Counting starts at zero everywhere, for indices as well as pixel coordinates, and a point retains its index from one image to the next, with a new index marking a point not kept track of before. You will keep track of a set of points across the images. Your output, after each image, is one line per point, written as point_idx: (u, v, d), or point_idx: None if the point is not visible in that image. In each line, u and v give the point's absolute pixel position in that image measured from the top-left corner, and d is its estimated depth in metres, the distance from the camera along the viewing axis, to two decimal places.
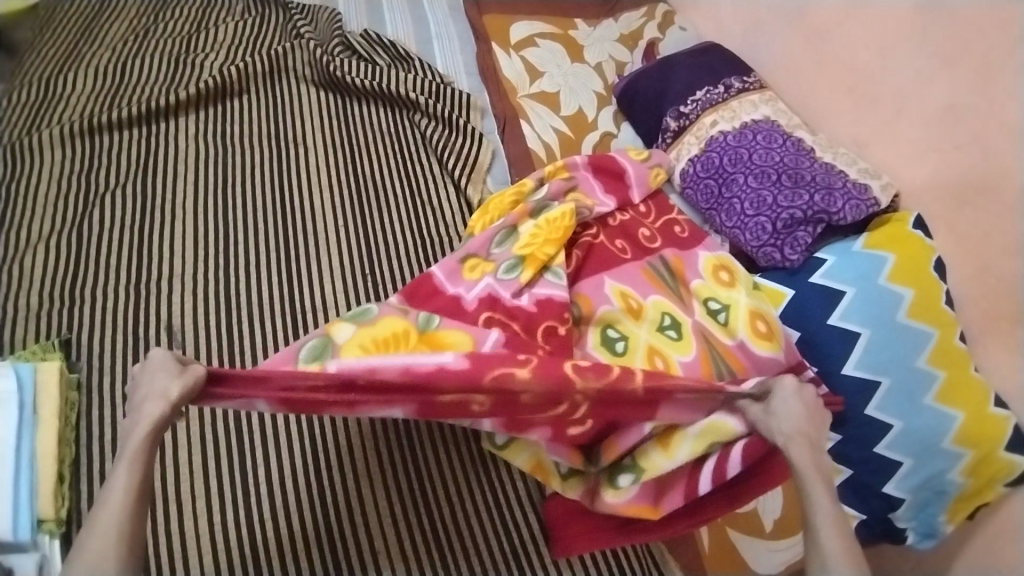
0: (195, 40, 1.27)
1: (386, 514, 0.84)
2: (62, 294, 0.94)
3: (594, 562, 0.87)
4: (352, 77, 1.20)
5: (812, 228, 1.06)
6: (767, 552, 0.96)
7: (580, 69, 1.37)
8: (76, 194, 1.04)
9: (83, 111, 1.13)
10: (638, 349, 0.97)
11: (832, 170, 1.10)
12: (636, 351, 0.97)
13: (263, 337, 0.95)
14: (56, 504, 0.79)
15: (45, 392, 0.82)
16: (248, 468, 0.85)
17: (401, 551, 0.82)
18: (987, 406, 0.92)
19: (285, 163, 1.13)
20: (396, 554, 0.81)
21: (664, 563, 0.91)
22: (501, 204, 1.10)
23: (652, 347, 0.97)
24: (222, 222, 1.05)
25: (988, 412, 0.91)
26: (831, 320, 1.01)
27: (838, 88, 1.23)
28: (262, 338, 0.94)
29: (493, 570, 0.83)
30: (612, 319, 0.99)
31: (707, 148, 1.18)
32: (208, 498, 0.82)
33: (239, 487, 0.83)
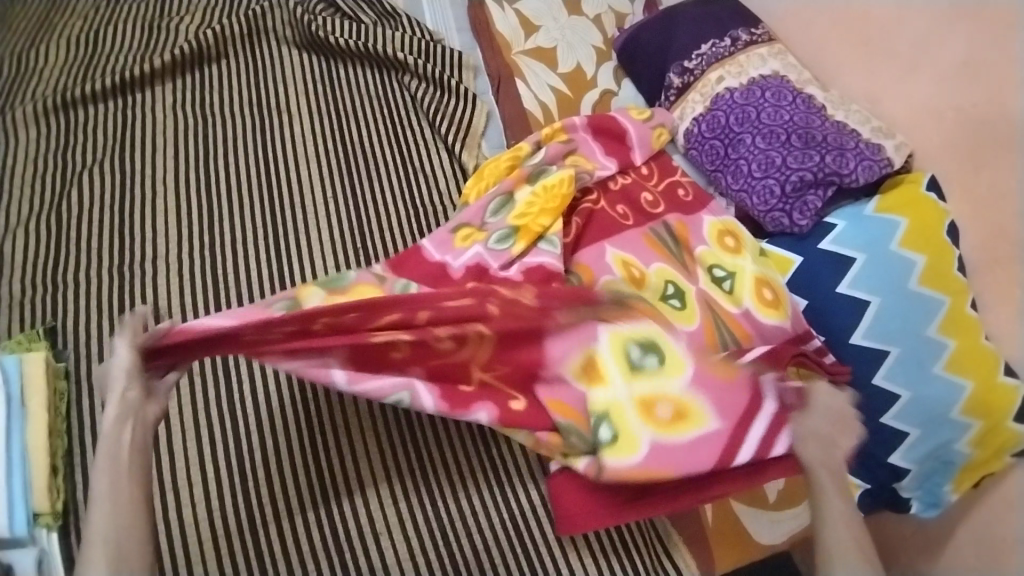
0: (170, 4, 1.20)
1: (387, 498, 0.83)
2: (46, 281, 0.91)
3: (597, 540, 0.86)
4: (335, 37, 1.13)
5: (822, 191, 1.01)
6: (770, 523, 0.95)
7: (577, 23, 1.29)
8: (53, 174, 1.00)
9: (56, 85, 1.07)
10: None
11: (844, 130, 1.05)
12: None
13: None
14: (51, 497, 0.77)
15: (33, 385, 0.80)
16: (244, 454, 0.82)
17: (404, 534, 0.81)
18: (996, 374, 0.90)
19: (269, 133, 1.07)
20: (399, 538, 0.80)
21: (668, 538, 0.91)
22: (495, 168, 1.05)
23: None
24: (206, 197, 1.00)
25: (998, 381, 0.89)
26: (840, 288, 0.97)
27: (851, 41, 1.16)
28: None
29: (497, 550, 0.82)
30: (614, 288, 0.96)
31: (713, 106, 1.12)
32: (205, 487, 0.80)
33: (236, 475, 0.81)
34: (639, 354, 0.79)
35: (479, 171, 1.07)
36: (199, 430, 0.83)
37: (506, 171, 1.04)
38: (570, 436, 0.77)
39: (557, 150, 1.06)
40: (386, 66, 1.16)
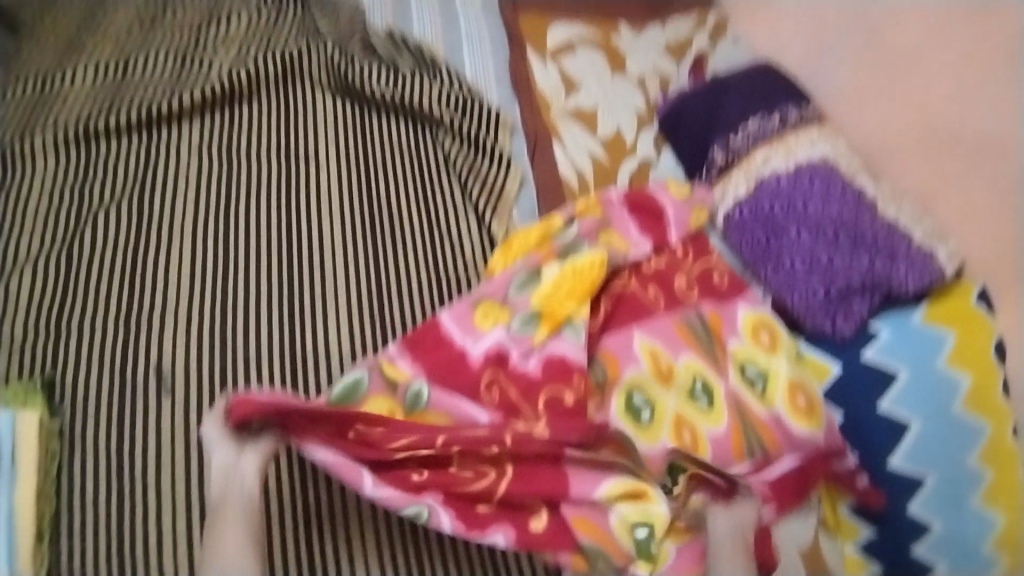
0: (206, 34, 1.16)
1: None
2: (48, 326, 0.87)
3: None
4: (372, 87, 1.11)
5: (869, 297, 0.96)
6: None
7: (620, 83, 1.24)
8: (68, 210, 0.97)
9: (79, 112, 1.04)
10: (664, 421, 0.89)
11: (895, 231, 0.99)
12: (661, 426, 0.89)
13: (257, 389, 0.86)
14: (33, 567, 0.73)
15: (25, 444, 0.76)
16: None
17: None
18: None
19: (292, 182, 1.03)
20: None
21: None
22: (524, 241, 1.00)
23: (679, 417, 0.90)
24: (222, 244, 0.97)
25: None
26: (878, 403, 0.91)
27: (910, 131, 1.08)
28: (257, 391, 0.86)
29: None
30: (639, 385, 0.90)
31: (756, 191, 1.06)
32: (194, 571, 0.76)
33: None
34: (644, 412, 0.89)
35: (508, 241, 1.01)
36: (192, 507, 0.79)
37: (536, 245, 0.99)
38: (596, 560, 0.77)
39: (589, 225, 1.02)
40: (419, 119, 1.12)
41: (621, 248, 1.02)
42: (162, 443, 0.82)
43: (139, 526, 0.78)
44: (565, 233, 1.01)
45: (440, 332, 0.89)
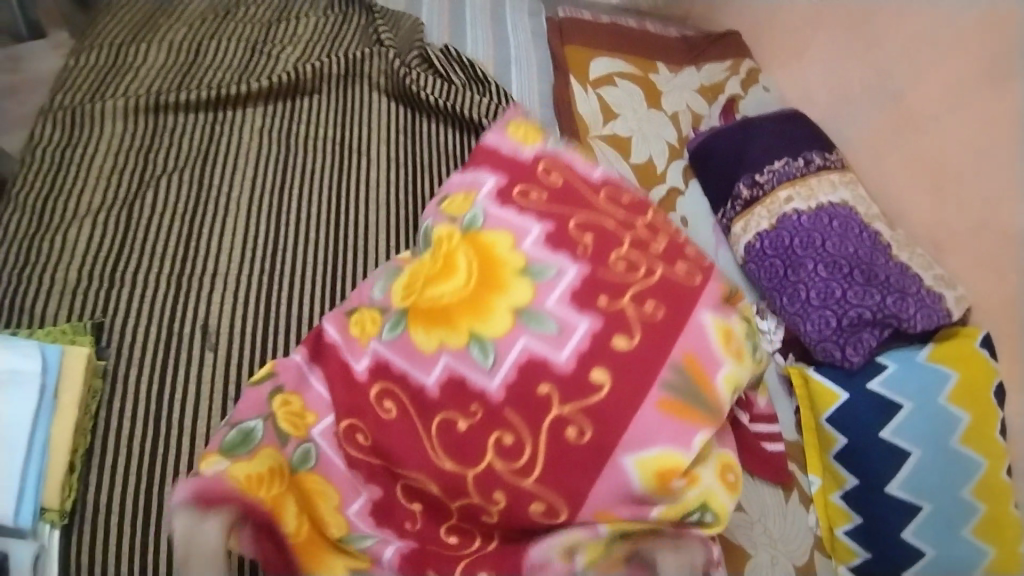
0: (276, 29, 1.23)
1: None
2: (103, 274, 0.92)
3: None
4: (426, 94, 1.16)
5: (878, 331, 1.00)
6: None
7: (655, 116, 1.32)
8: (133, 172, 1.03)
9: (151, 86, 1.11)
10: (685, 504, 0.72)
11: (907, 272, 1.04)
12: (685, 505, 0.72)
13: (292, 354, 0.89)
14: (62, 495, 0.77)
15: (69, 379, 0.80)
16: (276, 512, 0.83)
17: None
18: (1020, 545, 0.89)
19: (344, 171, 1.09)
20: None
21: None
22: (446, 250, 0.84)
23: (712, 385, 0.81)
24: (272, 217, 1.01)
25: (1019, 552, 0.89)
26: (881, 433, 0.95)
27: (924, 182, 1.12)
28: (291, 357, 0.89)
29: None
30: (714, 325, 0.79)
31: (778, 226, 1.12)
32: None
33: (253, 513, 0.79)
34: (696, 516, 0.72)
35: (422, 292, 0.82)
36: None
37: (472, 275, 0.80)
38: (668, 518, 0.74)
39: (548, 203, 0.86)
40: (467, 128, 1.18)
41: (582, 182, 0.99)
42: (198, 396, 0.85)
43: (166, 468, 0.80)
44: (541, 278, 0.79)
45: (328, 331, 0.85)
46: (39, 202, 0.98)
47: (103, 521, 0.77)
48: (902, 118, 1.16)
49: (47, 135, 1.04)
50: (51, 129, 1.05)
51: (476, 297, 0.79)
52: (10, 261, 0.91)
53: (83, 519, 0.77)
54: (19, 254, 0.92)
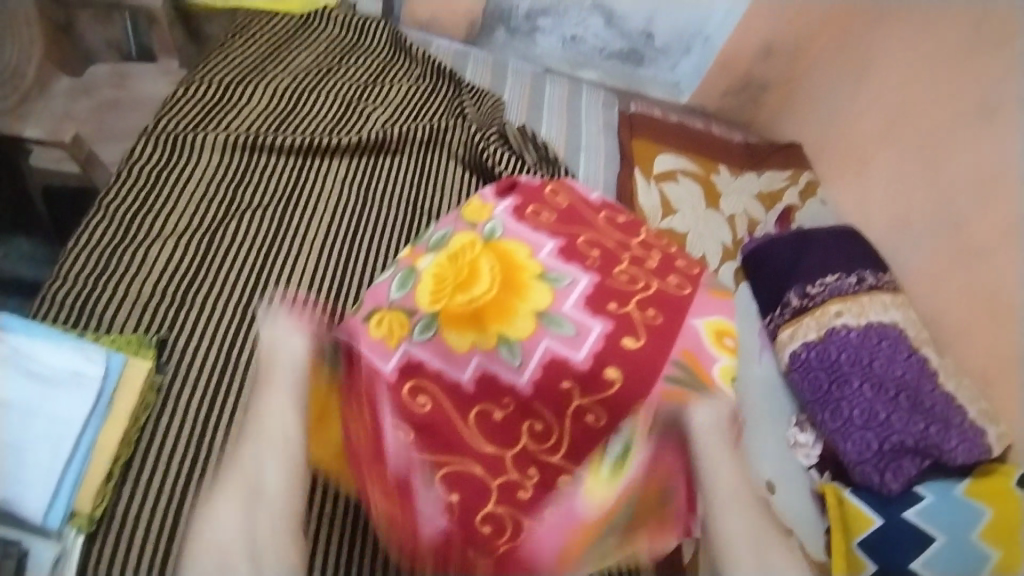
0: (371, 91, 1.32)
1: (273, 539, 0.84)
2: (175, 294, 1.00)
3: None
4: (500, 168, 1.21)
5: (919, 460, 1.00)
6: None
7: (712, 215, 1.36)
8: (221, 203, 1.11)
9: (250, 126, 1.21)
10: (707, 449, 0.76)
11: (952, 402, 1.04)
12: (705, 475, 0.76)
13: None
14: (95, 502, 0.80)
15: (126, 388, 0.87)
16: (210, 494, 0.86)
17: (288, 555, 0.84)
18: None
19: (409, 230, 1.15)
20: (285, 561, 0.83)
21: None
22: (462, 263, 0.89)
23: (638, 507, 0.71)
24: (338, 265, 1.07)
25: None
26: (911, 563, 0.94)
27: (977, 315, 1.13)
28: None
29: None
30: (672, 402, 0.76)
31: (826, 338, 1.13)
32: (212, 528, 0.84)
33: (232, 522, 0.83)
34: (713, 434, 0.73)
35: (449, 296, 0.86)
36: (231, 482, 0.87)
37: (495, 281, 0.86)
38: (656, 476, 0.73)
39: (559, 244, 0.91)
40: None
41: None
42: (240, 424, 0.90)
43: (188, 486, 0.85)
44: (557, 284, 0.86)
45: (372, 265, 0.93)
46: (127, 216, 1.06)
47: (126, 535, 0.80)
48: (958, 249, 1.18)
49: (147, 154, 1.13)
50: (151, 149, 1.14)
51: (502, 300, 0.84)
52: (91, 267, 0.99)
53: (107, 530, 0.80)
54: (101, 262, 1.00)
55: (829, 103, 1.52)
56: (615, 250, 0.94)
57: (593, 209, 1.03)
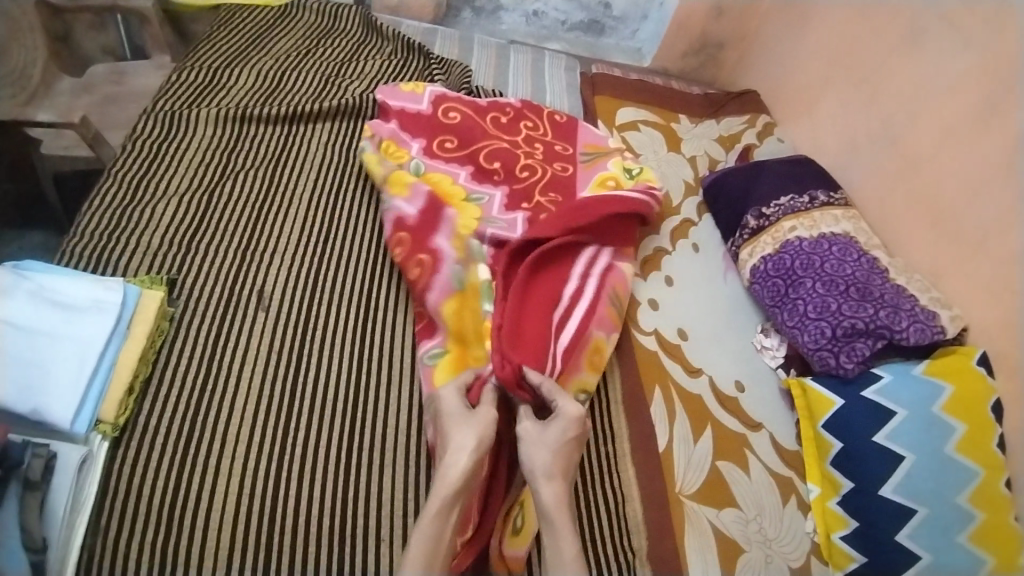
0: (347, 67, 1.45)
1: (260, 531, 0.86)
2: (181, 242, 1.11)
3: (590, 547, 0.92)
4: (464, 109, 1.35)
5: (871, 342, 1.06)
6: (754, 495, 1.01)
7: (674, 158, 1.45)
8: (216, 167, 1.23)
9: (239, 101, 1.33)
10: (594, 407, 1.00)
11: (903, 292, 1.11)
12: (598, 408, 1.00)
13: (321, 506, 0.90)
14: (117, 412, 0.91)
15: (143, 313, 0.98)
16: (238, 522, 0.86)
17: (242, 535, 0.86)
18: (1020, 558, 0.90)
19: (322, 204, 1.23)
20: (258, 541, 0.86)
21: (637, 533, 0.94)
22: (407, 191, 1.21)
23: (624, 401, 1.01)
24: (325, 212, 1.21)
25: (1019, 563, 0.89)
26: (875, 437, 0.99)
27: (925, 218, 1.19)
28: (325, 519, 0.89)
29: (357, 548, 0.87)
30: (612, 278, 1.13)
31: (781, 249, 1.21)
32: (232, 535, 0.85)
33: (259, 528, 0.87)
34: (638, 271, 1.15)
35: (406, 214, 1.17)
36: (235, 534, 0.86)
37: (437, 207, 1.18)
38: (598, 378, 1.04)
39: (525, 217, 1.19)
40: None
41: (476, 211, 1.19)
42: (251, 355, 1.02)
43: (212, 513, 0.87)
44: (480, 202, 1.21)
45: (390, 106, 1.33)
46: (136, 179, 1.17)
47: (145, 439, 0.91)
48: (903, 162, 1.25)
49: (148, 130, 1.24)
50: (152, 127, 1.25)
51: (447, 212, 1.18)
52: (104, 226, 1.09)
53: (131, 435, 0.91)
54: (113, 220, 1.10)
55: (782, 49, 1.60)
56: (509, 148, 1.30)
57: (482, 111, 1.36)
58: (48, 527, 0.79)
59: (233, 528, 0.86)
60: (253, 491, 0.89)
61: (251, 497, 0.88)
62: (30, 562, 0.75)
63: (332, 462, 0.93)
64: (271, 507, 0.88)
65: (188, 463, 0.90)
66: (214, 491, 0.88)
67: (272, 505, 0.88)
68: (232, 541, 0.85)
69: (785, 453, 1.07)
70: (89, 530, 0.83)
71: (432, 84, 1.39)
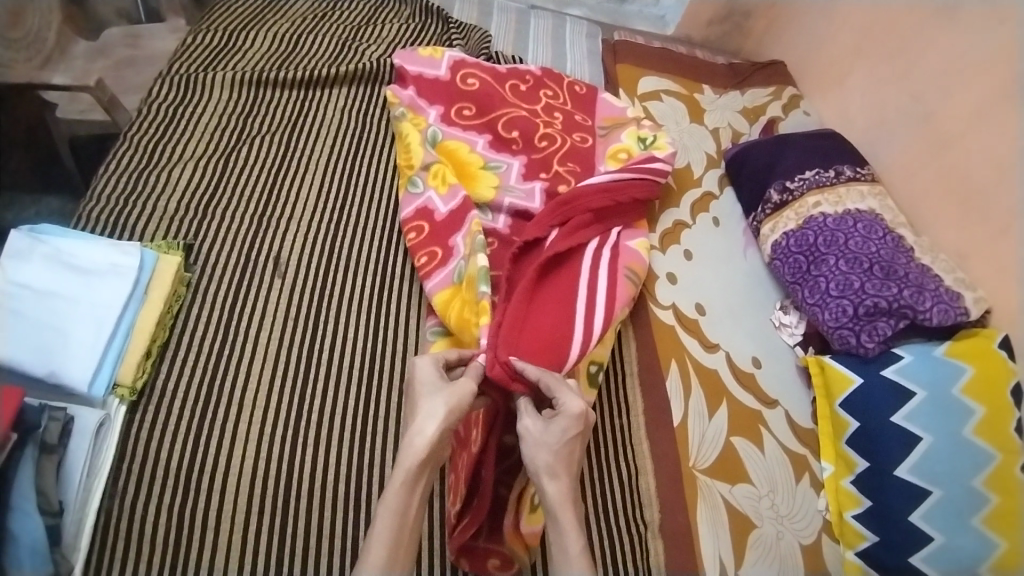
0: (364, 31, 1.42)
1: (275, 496, 0.88)
2: (196, 207, 1.10)
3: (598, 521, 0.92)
4: (483, 75, 1.32)
5: (893, 322, 1.04)
6: (767, 471, 1.01)
7: (696, 129, 1.42)
8: (231, 131, 1.22)
9: (255, 64, 1.31)
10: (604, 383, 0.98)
11: (927, 272, 1.09)
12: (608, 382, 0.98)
13: (336, 472, 0.91)
14: (134, 376, 0.91)
15: (160, 278, 0.98)
16: (254, 487, 0.88)
17: (258, 501, 0.87)
18: None
19: (337, 170, 1.21)
20: (274, 507, 0.87)
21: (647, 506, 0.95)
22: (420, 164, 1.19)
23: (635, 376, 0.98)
24: (340, 179, 1.20)
25: None
26: (893, 417, 0.98)
27: (953, 196, 1.16)
28: (341, 486, 0.90)
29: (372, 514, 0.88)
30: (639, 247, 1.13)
31: (804, 226, 1.18)
32: (248, 499, 0.87)
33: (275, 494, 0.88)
34: None
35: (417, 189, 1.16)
36: (251, 499, 0.87)
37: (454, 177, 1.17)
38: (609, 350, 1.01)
39: (543, 187, 1.17)
40: None
41: (493, 181, 1.18)
42: (266, 322, 1.02)
43: (229, 478, 0.88)
44: (497, 171, 1.19)
45: (408, 72, 1.30)
46: (151, 143, 1.16)
47: (163, 404, 0.92)
48: (933, 138, 1.21)
49: (163, 93, 1.23)
50: (168, 90, 1.24)
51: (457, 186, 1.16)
52: (120, 190, 1.09)
53: (149, 400, 0.92)
54: (130, 184, 1.10)
55: (811, 18, 1.56)
56: (528, 116, 1.28)
57: (501, 78, 1.33)
58: (67, 489, 0.80)
59: (249, 493, 0.87)
60: (269, 456, 0.90)
61: (268, 463, 0.90)
62: (48, 525, 0.76)
63: (347, 430, 0.94)
64: (287, 473, 0.89)
65: (205, 427, 0.91)
66: (230, 455, 0.89)
67: (288, 472, 0.89)
68: (248, 506, 0.86)
69: (798, 430, 1.07)
70: (107, 493, 0.84)
71: (450, 49, 1.36)
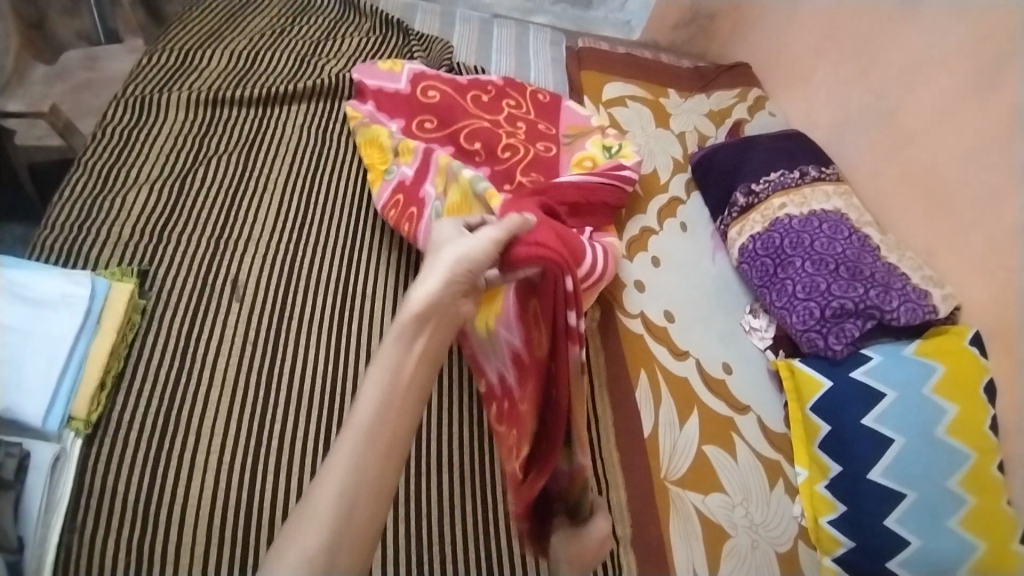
0: (324, 47, 1.41)
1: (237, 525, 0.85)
2: (153, 232, 1.08)
3: None
4: (444, 87, 1.30)
5: (861, 323, 1.04)
6: (740, 480, 0.99)
7: (662, 134, 1.41)
8: (188, 153, 1.19)
9: (212, 84, 1.29)
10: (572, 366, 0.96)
11: (894, 271, 1.08)
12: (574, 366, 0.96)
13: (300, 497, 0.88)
14: (89, 407, 0.89)
15: (113, 306, 0.96)
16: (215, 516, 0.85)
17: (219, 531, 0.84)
18: (1012, 542, 0.87)
19: (298, 189, 1.19)
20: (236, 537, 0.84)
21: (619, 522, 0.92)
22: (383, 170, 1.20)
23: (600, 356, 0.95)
24: (301, 197, 1.18)
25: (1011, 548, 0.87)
26: (865, 419, 0.97)
27: (917, 192, 1.16)
28: None
29: None
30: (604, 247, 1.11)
31: (770, 228, 1.17)
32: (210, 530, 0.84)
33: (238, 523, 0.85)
34: None
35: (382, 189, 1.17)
36: (213, 530, 0.84)
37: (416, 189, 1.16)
38: None
39: None
40: None
41: None
42: (226, 347, 1.00)
43: (189, 509, 0.85)
44: None
45: (368, 87, 1.29)
46: (106, 168, 1.14)
47: (119, 435, 0.89)
48: (896, 135, 1.21)
49: (118, 117, 1.21)
50: (122, 113, 1.22)
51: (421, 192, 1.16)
52: (73, 217, 1.07)
53: (105, 431, 0.89)
54: (84, 211, 1.07)
55: (773, 20, 1.56)
56: (490, 127, 1.26)
57: (462, 90, 1.32)
58: (23, 525, 0.77)
59: (210, 523, 0.84)
60: (232, 483, 0.88)
61: (229, 491, 0.87)
62: (7, 562, 0.74)
63: (310, 453, 0.92)
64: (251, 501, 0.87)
65: (163, 457, 0.88)
66: (190, 485, 0.87)
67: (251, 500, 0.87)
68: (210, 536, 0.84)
69: (770, 436, 1.05)
70: (65, 528, 0.81)
71: (411, 62, 1.35)
